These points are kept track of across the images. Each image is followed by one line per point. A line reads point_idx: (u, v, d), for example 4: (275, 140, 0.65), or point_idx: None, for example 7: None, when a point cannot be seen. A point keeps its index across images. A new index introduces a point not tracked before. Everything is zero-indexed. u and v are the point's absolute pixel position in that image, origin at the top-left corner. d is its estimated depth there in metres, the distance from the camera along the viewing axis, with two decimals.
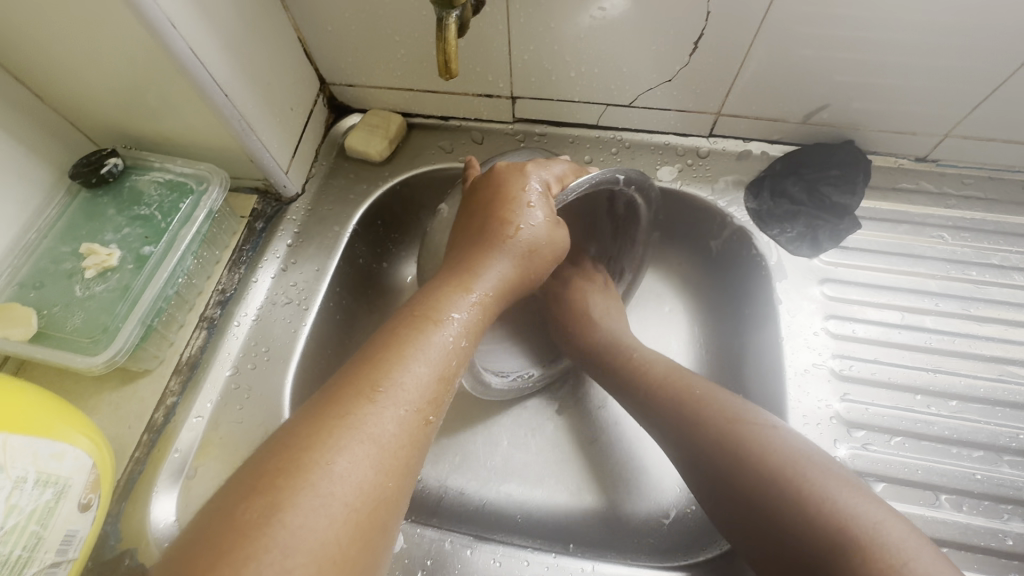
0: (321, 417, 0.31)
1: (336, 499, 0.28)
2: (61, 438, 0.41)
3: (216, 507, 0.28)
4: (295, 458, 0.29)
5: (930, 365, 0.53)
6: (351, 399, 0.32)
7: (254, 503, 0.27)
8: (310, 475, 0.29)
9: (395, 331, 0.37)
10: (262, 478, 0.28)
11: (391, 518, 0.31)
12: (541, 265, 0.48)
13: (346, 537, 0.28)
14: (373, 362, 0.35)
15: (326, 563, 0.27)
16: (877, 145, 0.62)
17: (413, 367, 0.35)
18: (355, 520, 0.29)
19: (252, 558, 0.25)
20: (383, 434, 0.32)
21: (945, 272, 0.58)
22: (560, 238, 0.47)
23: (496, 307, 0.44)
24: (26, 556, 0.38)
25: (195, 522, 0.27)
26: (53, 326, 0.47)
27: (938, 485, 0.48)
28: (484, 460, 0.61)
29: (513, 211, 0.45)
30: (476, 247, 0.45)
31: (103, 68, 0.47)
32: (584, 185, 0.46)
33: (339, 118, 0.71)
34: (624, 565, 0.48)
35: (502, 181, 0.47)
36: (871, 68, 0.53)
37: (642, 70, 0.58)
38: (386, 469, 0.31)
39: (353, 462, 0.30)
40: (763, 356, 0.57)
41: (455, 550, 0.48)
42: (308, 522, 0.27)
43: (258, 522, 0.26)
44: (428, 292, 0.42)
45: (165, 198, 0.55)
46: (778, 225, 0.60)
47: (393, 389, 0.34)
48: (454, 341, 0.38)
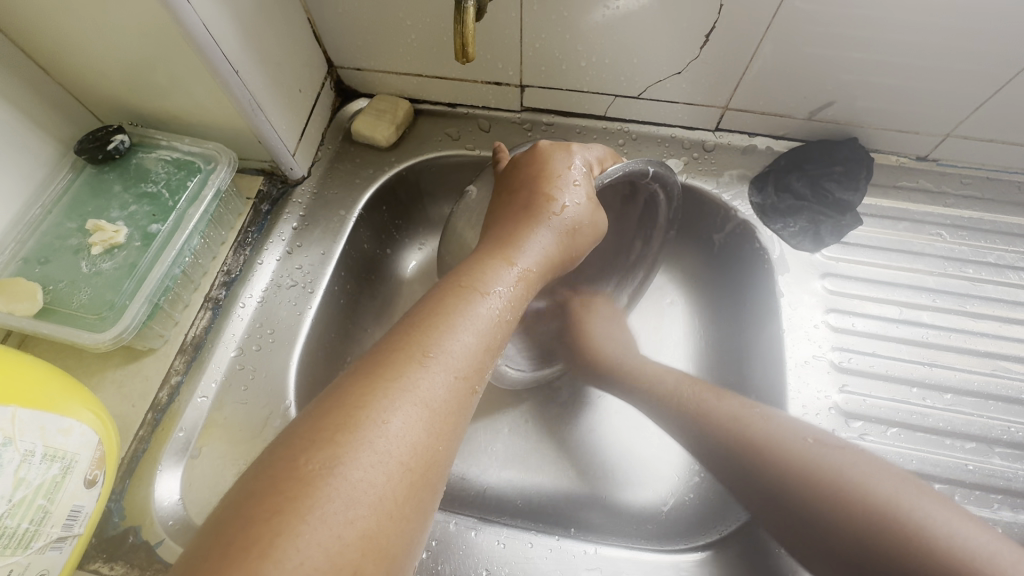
0: (375, 377, 0.32)
1: (392, 456, 0.29)
2: (68, 414, 0.41)
3: (273, 458, 0.28)
4: (351, 414, 0.30)
5: (927, 359, 0.54)
6: (404, 361, 0.33)
7: (318, 453, 0.28)
8: (368, 432, 0.29)
9: (442, 298, 0.38)
10: (321, 431, 0.29)
11: (440, 481, 0.31)
12: (581, 244, 0.48)
13: (401, 493, 0.29)
14: (423, 326, 0.35)
15: (384, 516, 0.27)
16: (879, 143, 0.63)
17: (461, 335, 0.36)
18: (409, 478, 0.29)
19: (316, 506, 0.26)
20: (435, 398, 0.32)
21: (942, 269, 0.59)
22: (601, 222, 0.48)
23: (538, 281, 0.44)
24: (33, 529, 0.38)
25: (258, 469, 0.28)
26: (59, 302, 0.47)
27: (932, 475, 0.49)
28: (487, 445, 0.61)
29: (556, 188, 0.46)
30: (518, 221, 0.45)
31: (113, 42, 0.46)
32: (617, 172, 0.50)
33: (346, 103, 0.70)
34: (626, 548, 0.49)
35: (547, 158, 0.48)
36: (878, 66, 0.54)
37: (652, 63, 0.58)
38: (437, 431, 0.31)
39: (407, 422, 0.30)
40: (764, 347, 0.58)
41: (459, 532, 0.48)
42: (368, 474, 0.28)
43: (322, 472, 0.27)
44: (472, 262, 0.42)
45: (172, 176, 0.55)
46: (781, 220, 0.61)
47: (443, 355, 0.34)
48: (499, 311, 0.39)
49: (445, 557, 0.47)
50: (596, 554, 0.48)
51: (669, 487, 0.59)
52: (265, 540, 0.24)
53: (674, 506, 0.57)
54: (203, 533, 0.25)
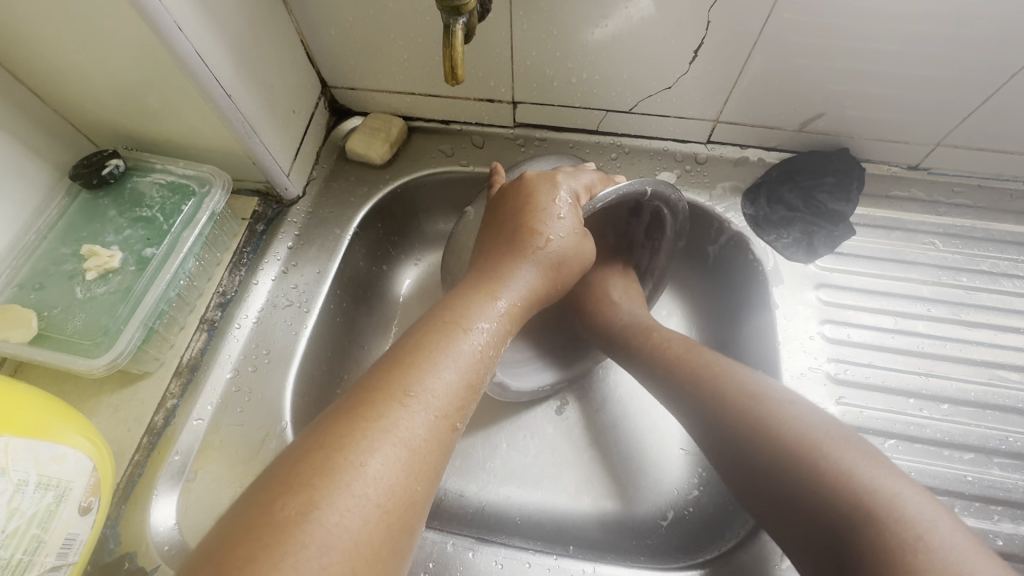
0: (355, 418, 0.32)
1: (368, 500, 0.29)
2: (62, 440, 0.41)
3: (250, 502, 0.28)
4: (328, 457, 0.30)
5: (923, 369, 0.54)
6: (385, 402, 0.33)
7: (293, 498, 0.28)
8: (345, 475, 0.29)
9: (423, 335, 0.38)
10: (297, 475, 0.29)
11: (417, 522, 0.31)
12: (567, 274, 0.48)
13: (377, 537, 0.29)
14: (404, 364, 0.35)
15: (358, 561, 0.27)
16: (869, 153, 0.63)
17: (443, 373, 0.36)
18: (385, 521, 0.29)
19: (289, 553, 0.26)
20: (414, 438, 0.32)
21: (936, 278, 0.59)
22: (587, 250, 0.49)
23: (521, 315, 0.45)
24: (27, 559, 0.38)
25: (236, 513, 0.28)
26: (53, 328, 0.47)
27: (931, 486, 0.49)
28: (486, 462, 0.61)
29: (542, 220, 0.46)
30: (502, 256, 0.46)
31: (107, 69, 0.47)
32: (610, 195, 0.47)
33: (340, 121, 0.71)
34: (624, 566, 0.48)
35: (531, 192, 0.48)
36: (864, 78, 0.54)
37: (643, 78, 0.59)
38: (415, 472, 0.31)
39: (384, 464, 0.30)
40: (761, 358, 0.58)
41: (456, 553, 0.48)
42: (343, 518, 0.28)
43: (297, 517, 0.27)
44: (455, 297, 0.42)
45: (167, 199, 0.55)
46: (774, 231, 0.61)
47: (423, 394, 0.34)
48: (481, 347, 0.39)
49: None
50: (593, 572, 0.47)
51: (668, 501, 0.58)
52: None
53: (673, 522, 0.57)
54: None
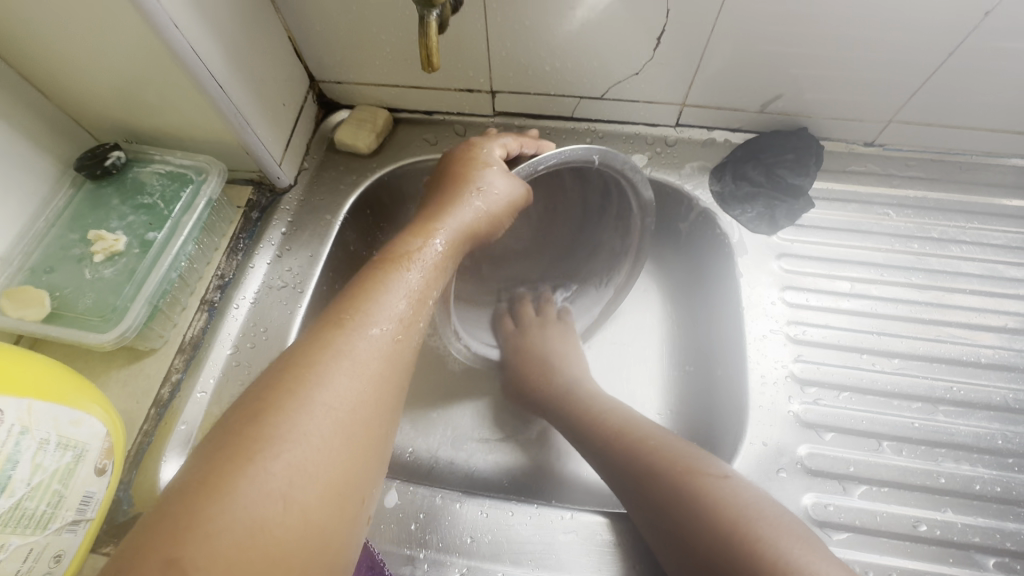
0: (311, 345, 0.39)
1: (329, 400, 0.36)
2: (77, 406, 0.44)
3: (228, 419, 0.35)
4: (292, 375, 0.36)
5: (875, 329, 0.58)
6: (334, 329, 0.40)
7: (265, 408, 0.34)
8: (299, 388, 0.36)
9: (368, 277, 0.45)
10: (260, 394, 0.36)
11: (382, 412, 0.39)
12: (508, 215, 0.54)
13: (343, 426, 0.36)
14: (347, 302, 0.42)
15: (317, 449, 0.34)
16: (827, 131, 0.67)
17: (387, 300, 0.43)
18: (350, 412, 0.36)
19: (258, 446, 0.32)
20: (365, 351, 0.39)
21: (889, 246, 0.63)
22: (523, 190, 0.54)
23: (463, 248, 0.51)
24: (51, 511, 0.41)
25: (220, 428, 0.35)
26: (65, 307, 0.50)
27: (881, 433, 0.53)
28: (473, 430, 0.65)
29: (475, 172, 0.53)
30: (444, 205, 0.52)
31: (109, 67, 0.51)
32: (554, 161, 0.52)
33: (329, 114, 0.75)
34: (600, 512, 0.52)
35: (467, 150, 0.55)
36: (816, 60, 0.58)
37: (611, 65, 0.63)
38: (362, 377, 0.38)
39: (341, 375, 0.37)
40: (726, 323, 0.62)
41: (445, 504, 0.52)
42: (303, 415, 0.34)
43: (269, 420, 0.34)
44: (399, 242, 0.49)
45: (166, 187, 0.58)
46: (739, 206, 0.65)
47: (371, 317, 0.41)
48: (419, 283, 0.46)
49: (432, 528, 0.50)
50: (571, 518, 0.51)
51: None
52: (231, 473, 0.31)
53: None
54: (183, 476, 0.32)
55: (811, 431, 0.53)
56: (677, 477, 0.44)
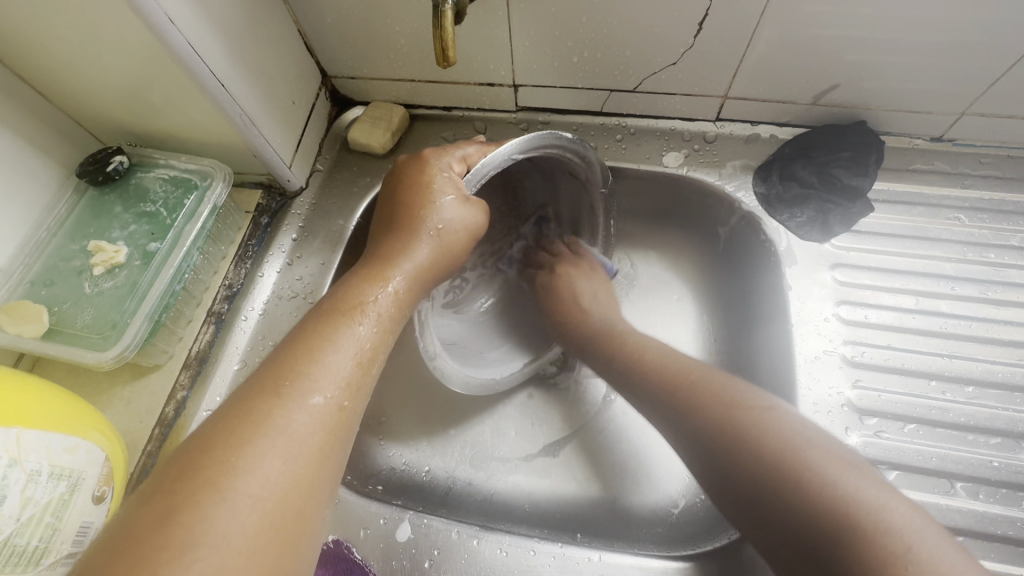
0: (230, 420, 0.33)
1: (246, 494, 0.31)
2: (74, 433, 0.42)
3: (141, 503, 0.30)
4: (203, 460, 0.31)
5: (946, 350, 0.52)
6: (259, 400, 0.34)
7: (163, 506, 0.29)
8: (231, 465, 0.31)
9: (304, 328, 0.39)
10: (184, 473, 0.31)
11: (317, 501, 0.34)
12: (464, 243, 0.50)
13: (267, 518, 0.31)
14: (284, 360, 0.37)
15: (240, 542, 0.29)
16: (890, 125, 0.60)
17: (326, 361, 0.37)
18: (272, 507, 0.31)
19: (169, 545, 0.27)
20: (296, 426, 0.34)
21: (961, 255, 0.56)
22: (479, 214, 0.49)
23: (415, 295, 0.46)
24: (42, 546, 0.39)
25: (113, 528, 0.29)
26: (64, 323, 0.48)
27: (954, 473, 0.47)
28: (493, 451, 0.61)
29: (426, 197, 0.48)
30: (395, 237, 0.47)
31: (107, 68, 0.47)
32: (520, 145, 0.46)
33: (342, 111, 0.71)
34: (632, 555, 0.48)
35: (402, 170, 0.50)
36: (882, 46, 0.51)
37: (646, 54, 0.57)
38: (299, 459, 0.33)
39: (270, 458, 0.32)
40: (772, 340, 0.56)
41: (462, 540, 0.48)
42: (225, 513, 0.29)
43: (171, 524, 0.28)
44: (342, 287, 0.44)
45: (170, 194, 0.55)
46: (787, 210, 0.59)
47: (304, 384, 0.36)
48: (370, 335, 0.41)
49: (448, 566, 0.47)
50: (600, 561, 0.47)
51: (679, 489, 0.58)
52: None
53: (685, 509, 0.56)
54: None
55: (872, 469, 0.47)
56: (772, 462, 0.38)
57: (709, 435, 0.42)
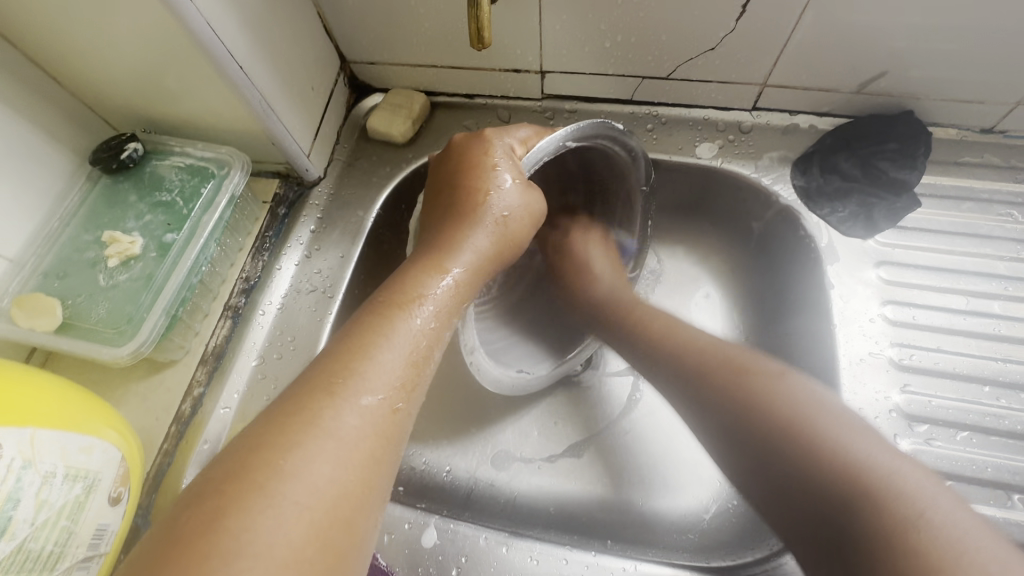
0: (281, 418, 0.30)
1: (293, 501, 0.27)
2: (90, 432, 0.40)
3: (185, 506, 0.27)
4: (251, 460, 0.28)
5: (1000, 355, 0.50)
6: (311, 396, 0.31)
7: (206, 512, 0.26)
8: (278, 468, 0.28)
9: (361, 320, 0.36)
10: (231, 474, 0.28)
11: (368, 514, 0.30)
12: (517, 231, 0.46)
13: (314, 531, 0.27)
14: (339, 355, 0.34)
15: (285, 556, 0.26)
16: (938, 116, 0.56)
17: (381, 358, 0.34)
18: (319, 519, 0.27)
19: (211, 555, 0.24)
20: (347, 429, 0.30)
21: (1013, 253, 0.54)
22: (535, 199, 0.46)
23: (471, 287, 0.43)
24: (58, 551, 0.37)
25: (155, 534, 0.26)
26: (78, 316, 0.46)
27: (1010, 484, 0.46)
28: (517, 451, 0.59)
29: (482, 180, 0.44)
30: (449, 224, 0.44)
31: (122, 51, 0.45)
32: (574, 133, 0.45)
33: (361, 98, 0.68)
34: (668, 565, 0.46)
35: (459, 152, 0.47)
36: (939, 31, 0.48)
37: (683, 39, 0.54)
38: (351, 465, 0.30)
39: (319, 462, 0.29)
40: (812, 340, 0.54)
41: (489, 547, 0.46)
42: (271, 521, 0.26)
43: (211, 531, 0.25)
44: (398, 277, 0.40)
45: (185, 183, 0.53)
46: (828, 204, 0.57)
47: (357, 381, 0.32)
48: (425, 329, 0.37)
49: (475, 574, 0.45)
50: (634, 571, 0.45)
51: (711, 493, 0.56)
52: None
53: (716, 515, 0.54)
54: None
55: None
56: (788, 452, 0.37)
57: (734, 415, 0.41)
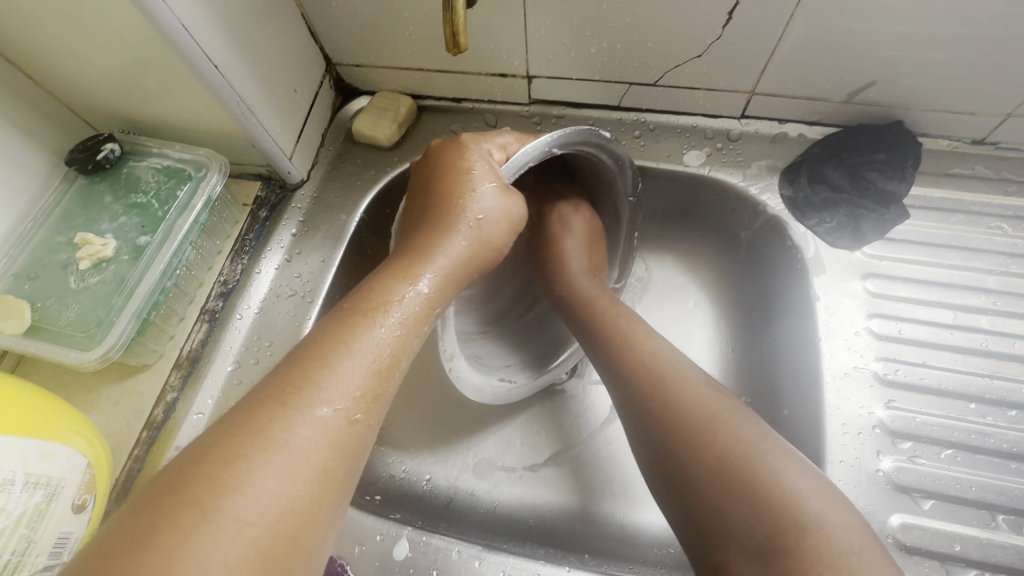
0: (229, 430, 0.29)
1: (234, 519, 0.26)
2: (54, 439, 0.39)
3: (121, 522, 0.26)
4: (191, 476, 0.27)
5: (986, 370, 0.49)
6: (262, 407, 0.30)
7: (138, 531, 0.25)
8: (220, 483, 0.27)
9: (326, 327, 0.35)
10: (169, 488, 0.27)
11: (313, 532, 0.29)
12: (497, 237, 0.45)
13: (252, 551, 0.26)
14: (295, 365, 0.33)
15: (217, 574, 0.25)
16: (929, 126, 0.56)
17: (338, 367, 0.33)
18: (258, 540, 0.26)
19: (138, 573, 0.23)
20: (296, 444, 0.29)
21: (1003, 267, 0.53)
22: (514, 206, 0.45)
23: (446, 295, 0.42)
24: (16, 560, 0.36)
25: (84, 552, 0.25)
26: (47, 319, 0.46)
27: (995, 504, 0.45)
28: (498, 460, 0.58)
29: (461, 184, 0.44)
30: (425, 230, 0.43)
31: (97, 51, 0.44)
32: (560, 139, 0.43)
33: (347, 101, 0.67)
34: None
35: (441, 155, 0.46)
36: (928, 41, 0.47)
37: (670, 45, 0.53)
38: (299, 480, 0.29)
39: (262, 477, 0.28)
40: (797, 353, 0.53)
41: (463, 560, 0.46)
42: (207, 538, 0.25)
43: (139, 551, 0.24)
44: (368, 282, 0.40)
45: (162, 185, 0.52)
46: (816, 215, 0.56)
47: (312, 392, 0.31)
48: (391, 338, 0.36)
49: None
50: None
51: None
52: None
53: None
54: None
55: (905, 497, 0.45)
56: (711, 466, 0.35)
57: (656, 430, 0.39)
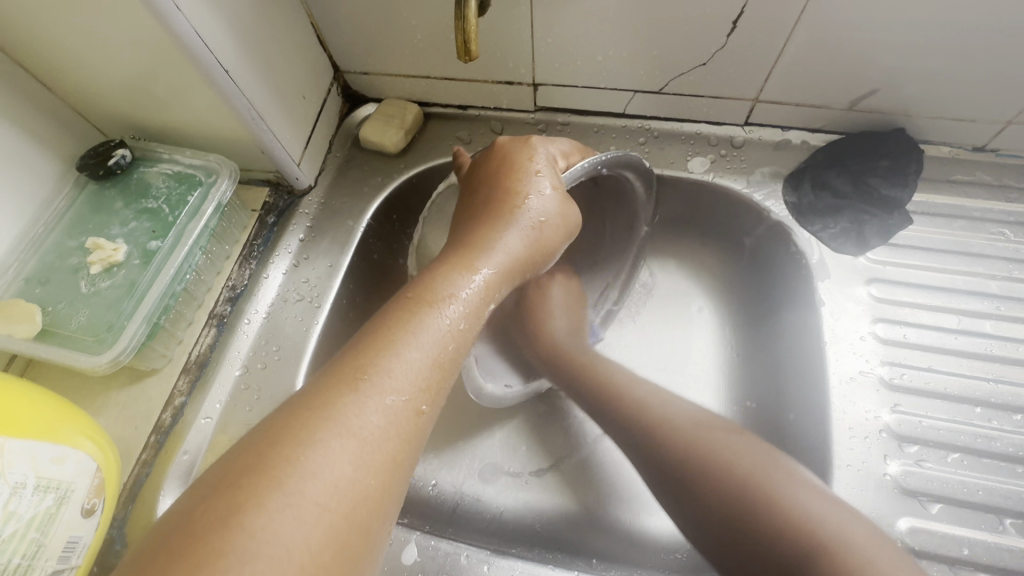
0: (305, 410, 0.29)
1: (310, 500, 0.25)
2: (65, 442, 0.40)
3: (200, 496, 0.25)
4: (267, 454, 0.26)
5: (991, 375, 0.50)
6: (335, 388, 0.30)
7: (215, 507, 0.24)
8: (298, 464, 0.26)
9: (388, 314, 0.35)
10: (246, 464, 0.26)
11: (379, 522, 0.28)
12: (553, 240, 0.46)
13: (326, 536, 0.25)
14: (361, 350, 0.32)
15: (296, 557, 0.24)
16: (930, 134, 0.56)
17: (407, 354, 0.33)
18: (331, 523, 0.26)
19: (224, 555, 0.23)
20: (368, 428, 0.29)
21: (1005, 273, 0.54)
22: (571, 213, 0.46)
23: (501, 289, 0.42)
24: (26, 564, 0.36)
25: (162, 522, 0.25)
26: (58, 323, 0.46)
27: (1002, 508, 0.45)
28: (505, 465, 0.58)
29: (519, 182, 0.45)
30: (481, 223, 0.44)
31: (112, 58, 0.45)
32: (611, 159, 0.47)
33: (354, 108, 0.68)
34: None
35: (506, 153, 0.47)
36: (928, 51, 0.48)
37: (675, 54, 0.54)
38: (372, 468, 0.28)
39: (335, 458, 0.27)
40: (802, 357, 0.54)
41: (470, 565, 0.46)
42: (286, 519, 0.24)
43: (218, 527, 0.24)
44: (428, 272, 0.40)
45: (172, 190, 0.53)
46: (819, 221, 0.56)
47: (383, 377, 0.31)
48: (452, 328, 0.36)
49: None
50: None
51: None
52: None
53: None
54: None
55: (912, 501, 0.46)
56: None
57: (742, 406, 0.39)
